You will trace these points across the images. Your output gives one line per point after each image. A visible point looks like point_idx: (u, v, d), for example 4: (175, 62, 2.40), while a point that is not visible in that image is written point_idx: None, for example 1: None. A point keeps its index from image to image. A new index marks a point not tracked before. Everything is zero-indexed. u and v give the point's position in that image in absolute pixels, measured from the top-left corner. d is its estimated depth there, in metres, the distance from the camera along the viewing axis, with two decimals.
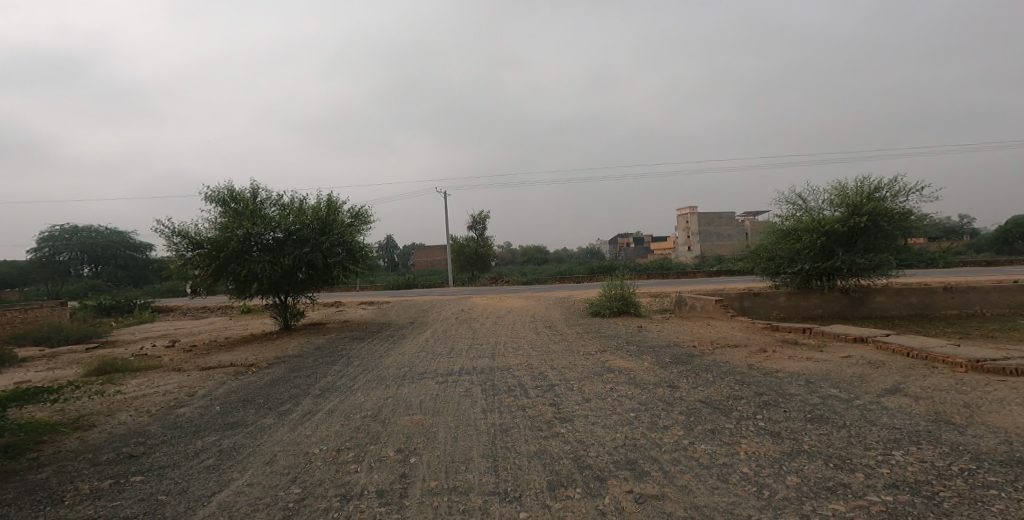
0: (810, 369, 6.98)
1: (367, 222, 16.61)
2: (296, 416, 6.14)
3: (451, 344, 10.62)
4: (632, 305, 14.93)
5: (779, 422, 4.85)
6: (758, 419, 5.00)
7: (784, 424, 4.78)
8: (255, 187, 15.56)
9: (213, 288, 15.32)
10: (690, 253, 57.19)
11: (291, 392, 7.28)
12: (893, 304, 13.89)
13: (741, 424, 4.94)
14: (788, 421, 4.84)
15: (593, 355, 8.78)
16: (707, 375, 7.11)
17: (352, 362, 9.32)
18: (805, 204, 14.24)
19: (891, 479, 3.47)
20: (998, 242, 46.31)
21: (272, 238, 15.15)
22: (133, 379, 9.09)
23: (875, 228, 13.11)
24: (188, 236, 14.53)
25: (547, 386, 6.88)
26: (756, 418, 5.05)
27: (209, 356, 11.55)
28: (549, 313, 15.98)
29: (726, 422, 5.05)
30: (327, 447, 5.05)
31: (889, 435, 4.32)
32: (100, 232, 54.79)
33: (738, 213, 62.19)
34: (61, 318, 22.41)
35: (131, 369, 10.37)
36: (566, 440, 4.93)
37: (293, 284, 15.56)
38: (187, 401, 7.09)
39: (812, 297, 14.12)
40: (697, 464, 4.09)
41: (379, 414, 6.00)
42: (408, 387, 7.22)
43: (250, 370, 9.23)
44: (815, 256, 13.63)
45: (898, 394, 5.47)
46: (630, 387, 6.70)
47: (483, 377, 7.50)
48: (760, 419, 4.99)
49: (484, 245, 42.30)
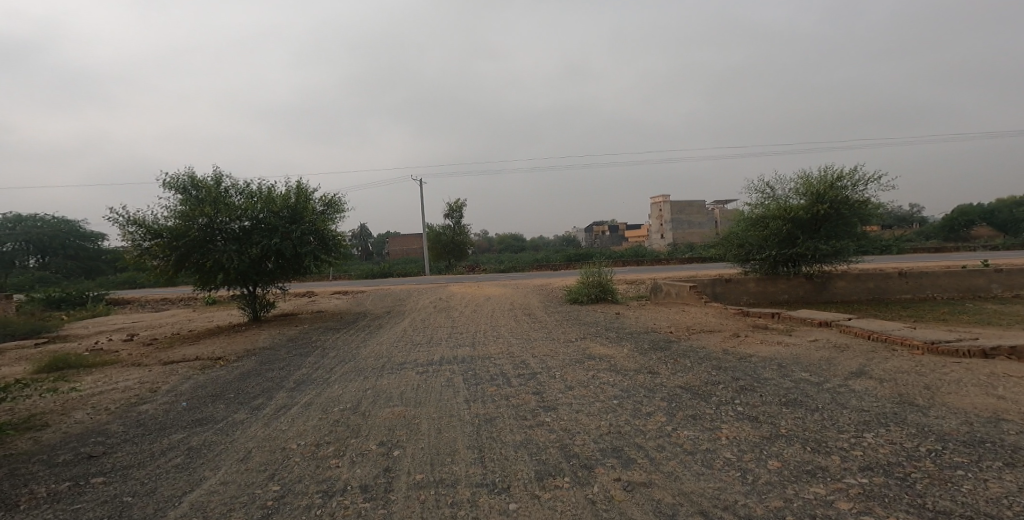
0: (782, 353, 7.19)
1: (340, 210, 16.16)
2: (270, 411, 5.92)
3: (430, 333, 10.49)
4: (608, 292, 15.10)
5: (757, 407, 4.98)
6: (737, 404, 5.12)
7: (762, 408, 4.89)
8: (218, 174, 14.89)
9: (175, 280, 14.66)
10: (662, 241, 58.20)
11: (263, 387, 7.02)
12: (854, 289, 14.46)
13: (720, 409, 5.04)
14: (766, 405, 4.97)
15: (573, 343, 8.81)
16: (685, 360, 7.24)
17: (328, 353, 9.08)
18: (772, 192, 14.62)
19: (867, 462, 3.60)
20: (944, 230, 48.99)
21: (237, 227, 14.57)
22: (91, 375, 8.62)
23: (838, 215, 13.59)
24: (145, 225, 13.78)
25: (530, 374, 6.87)
26: (735, 403, 5.16)
27: (172, 350, 11.02)
28: (527, 301, 15.99)
29: (706, 407, 5.14)
30: (304, 442, 4.89)
31: (860, 417, 4.48)
32: (48, 221, 51.74)
33: (710, 203, 63.34)
34: (8, 312, 21.08)
35: (86, 366, 9.80)
36: (551, 429, 4.92)
37: (261, 275, 15.03)
38: (150, 397, 6.75)
39: (779, 282, 14.58)
40: (681, 451, 4.15)
41: (357, 407, 5.85)
42: (386, 378, 7.07)
43: (219, 363, 8.89)
44: (781, 243, 14.05)
45: (865, 377, 5.69)
46: (611, 374, 6.76)
47: (464, 367, 7.42)
48: (739, 404, 5.11)
49: (460, 234, 41.86)
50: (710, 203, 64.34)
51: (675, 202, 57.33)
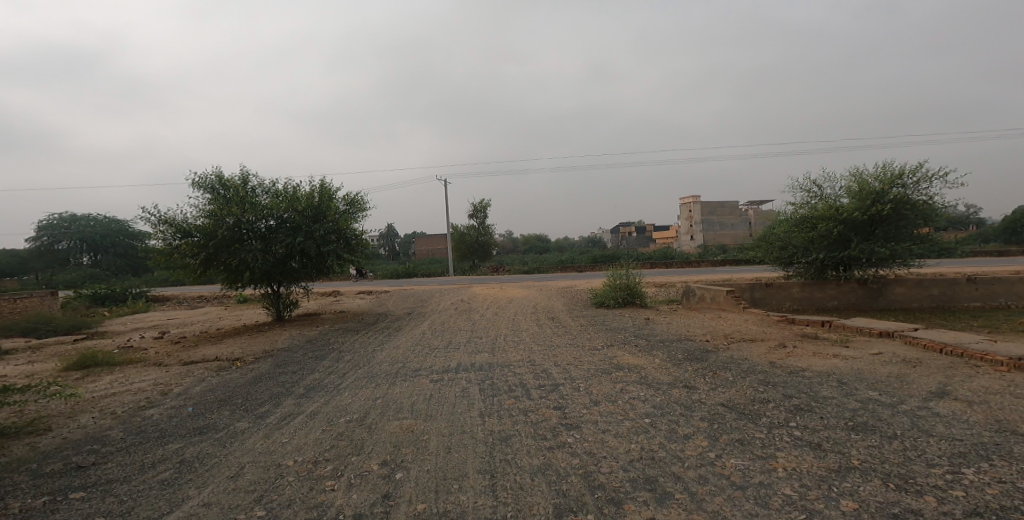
0: (840, 367, 6.36)
1: (364, 209, 15.99)
2: (274, 420, 5.57)
3: (449, 337, 10.04)
4: (638, 295, 14.33)
5: (818, 431, 4.26)
6: (792, 427, 4.42)
7: (824, 434, 4.18)
8: (246, 174, 14.95)
9: (203, 278, 14.75)
10: (693, 242, 56.31)
11: (272, 392, 6.72)
12: (913, 296, 13.21)
13: (773, 432, 4.35)
14: (829, 430, 4.25)
15: (599, 350, 8.18)
16: (726, 373, 6.51)
17: (343, 357, 8.76)
18: (820, 191, 13.53)
19: (970, 506, 2.88)
20: (1005, 233, 45.47)
21: (263, 226, 14.55)
22: (110, 374, 8.57)
23: (897, 214, 12.41)
24: (175, 224, 13.90)
25: (552, 386, 6.30)
26: (789, 425, 4.46)
27: (193, 350, 10.98)
28: (551, 304, 15.40)
29: (756, 430, 4.46)
30: (303, 458, 4.48)
31: (951, 448, 3.73)
32: (99, 220, 54.41)
33: (745, 204, 61.07)
34: (52, 308, 21.89)
35: (110, 364, 9.83)
36: (574, 452, 4.35)
37: (285, 274, 14.97)
38: (158, 401, 6.55)
39: (827, 287, 13.47)
40: (728, 484, 3.51)
41: (365, 419, 5.43)
42: (399, 386, 6.64)
43: (234, 365, 8.69)
44: (831, 245, 12.95)
45: (947, 399, 4.87)
46: (641, 388, 6.13)
47: (481, 375, 6.92)
48: (795, 427, 4.40)
49: (485, 234, 41.59)
50: (744, 203, 62.04)
51: (708, 202, 55.49)
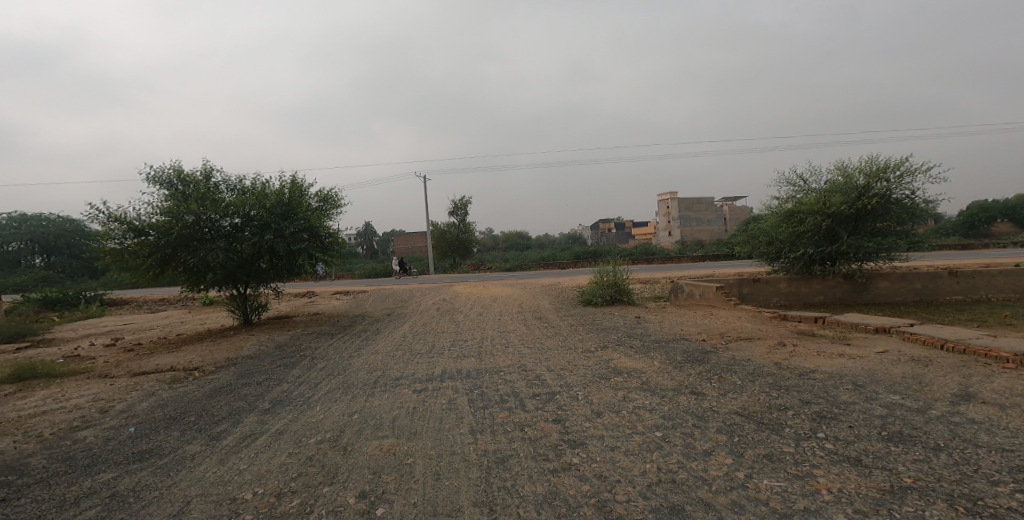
0: (850, 368, 6.02)
1: (338, 205, 15.17)
2: (231, 442, 4.86)
3: (431, 341, 9.39)
4: (624, 293, 13.94)
5: (852, 444, 3.83)
6: (822, 439, 3.98)
7: (861, 446, 3.75)
8: (208, 168, 13.90)
9: (159, 280, 13.65)
10: (671, 238, 56.73)
11: (233, 408, 5.97)
12: (898, 290, 13.18)
13: (802, 446, 3.91)
14: (864, 442, 3.82)
15: (593, 353, 7.69)
16: (732, 376, 6.09)
17: (315, 365, 8.03)
18: (806, 185, 13.36)
19: None
20: (965, 226, 47.31)
21: (227, 224, 13.55)
22: (47, 388, 7.64)
23: (882, 209, 12.31)
24: (127, 222, 12.76)
25: (547, 395, 5.75)
26: (818, 437, 4.02)
27: (148, 359, 10.02)
28: (536, 303, 14.88)
29: (782, 444, 4.00)
30: (264, 492, 3.81)
31: (1007, 460, 3.33)
32: (54, 220, 51.40)
33: (719, 200, 61.96)
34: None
35: (49, 377, 8.84)
36: (581, 475, 3.81)
37: (251, 275, 14.01)
38: (96, 421, 5.72)
39: (813, 282, 13.33)
40: (767, 511, 3.03)
41: (339, 440, 4.78)
42: (378, 399, 5.99)
43: (192, 376, 7.87)
44: (819, 240, 12.78)
45: (976, 402, 4.53)
46: (644, 395, 5.64)
47: (469, 384, 6.33)
48: (825, 440, 3.96)
49: (466, 232, 40.83)
50: (719, 200, 62.90)
51: (685, 199, 55.95)
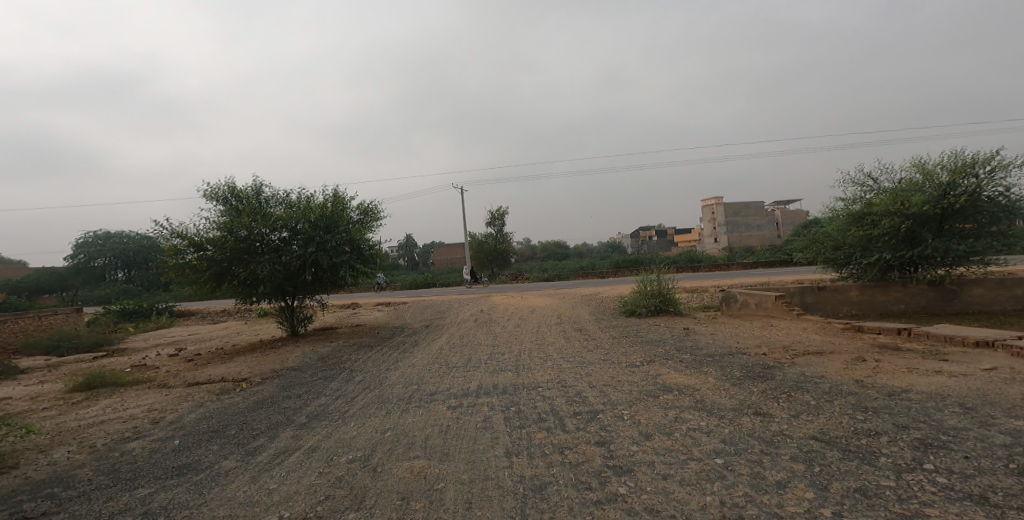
0: (952, 388, 5.40)
1: (378, 218, 15.39)
2: (265, 458, 4.74)
3: (468, 353, 9.13)
4: (672, 302, 13.16)
5: (970, 478, 3.44)
6: (927, 472, 3.58)
7: (983, 481, 3.36)
8: (258, 184, 14.47)
9: (215, 294, 14.26)
10: (717, 245, 54.23)
11: (270, 422, 5.91)
12: (994, 298, 11.65)
13: (904, 481, 3.48)
14: (987, 478, 3.41)
15: (639, 368, 7.14)
16: (803, 396, 5.40)
17: (353, 378, 7.95)
18: (878, 184, 12.12)
19: None
20: None
21: (276, 238, 14.02)
22: (108, 398, 7.95)
23: (970, 207, 10.94)
24: (187, 238, 13.42)
25: (590, 413, 5.31)
26: (926, 469, 3.62)
27: (202, 369, 10.35)
28: (577, 313, 14.34)
29: (880, 477, 3.57)
30: (290, 515, 3.60)
31: None
32: (133, 238, 55.97)
33: (771, 204, 58.85)
34: (76, 325, 21.84)
35: (112, 386, 9.25)
36: (630, 508, 3.35)
37: (297, 287, 14.38)
38: (145, 432, 5.81)
39: (890, 290, 12.04)
40: None
41: (370, 460, 4.55)
42: (412, 416, 5.75)
43: (238, 388, 7.97)
44: (896, 244, 11.50)
45: None
46: (699, 416, 5.08)
47: (507, 400, 5.99)
48: (934, 472, 3.57)
49: (504, 241, 40.84)
50: (772, 204, 59.58)
51: (733, 204, 53.43)
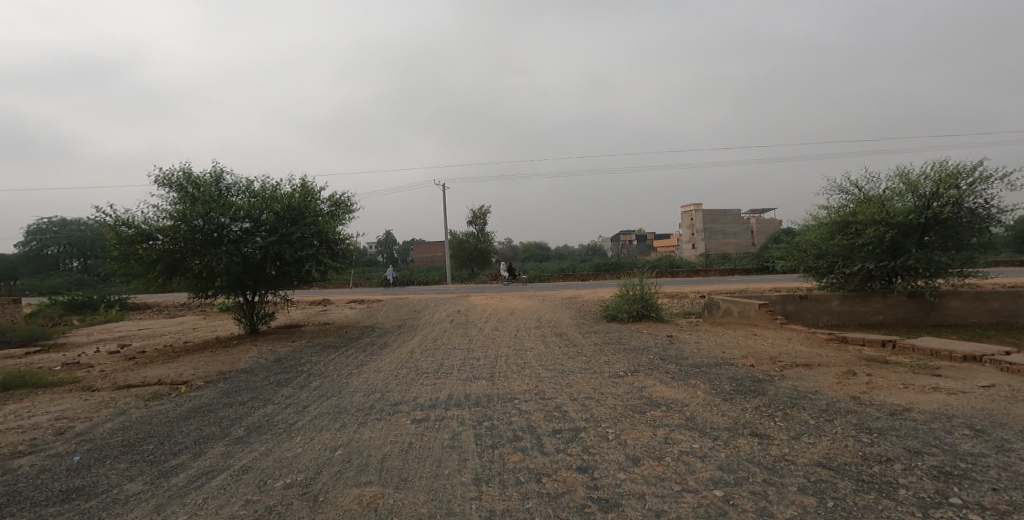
0: (958, 406, 5.01)
1: (350, 210, 14.56)
2: (182, 482, 3.97)
3: (440, 358, 8.48)
4: (653, 308, 12.76)
5: (1007, 516, 2.97)
6: (957, 508, 3.08)
7: None
8: (218, 170, 13.42)
9: (166, 287, 13.14)
10: (694, 251, 54.74)
11: (201, 436, 5.10)
12: (971, 311, 11.64)
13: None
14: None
15: (623, 379, 6.63)
16: (801, 414, 4.95)
17: (310, 383, 7.19)
18: (863, 192, 11.99)
19: None
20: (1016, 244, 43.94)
21: (236, 228, 13.02)
22: (21, 402, 6.97)
23: (951, 219, 10.88)
24: (134, 226, 12.24)
25: (570, 431, 4.73)
26: (954, 505, 3.13)
27: (141, 369, 9.35)
28: (557, 316, 13.81)
29: (904, 514, 3.06)
30: None
31: None
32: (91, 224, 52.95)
33: (747, 213, 59.92)
34: (15, 317, 20.12)
35: (31, 387, 8.20)
36: None
37: (258, 281, 13.41)
38: (46, 446, 4.94)
39: (870, 300, 11.91)
40: None
41: (310, 486, 3.84)
42: (369, 430, 5.06)
43: (175, 392, 7.10)
44: (878, 254, 11.37)
45: None
46: (691, 436, 4.55)
47: (477, 414, 5.36)
48: (964, 508, 3.08)
49: (484, 241, 40.20)
50: (747, 213, 60.68)
51: (711, 211, 54.11)
